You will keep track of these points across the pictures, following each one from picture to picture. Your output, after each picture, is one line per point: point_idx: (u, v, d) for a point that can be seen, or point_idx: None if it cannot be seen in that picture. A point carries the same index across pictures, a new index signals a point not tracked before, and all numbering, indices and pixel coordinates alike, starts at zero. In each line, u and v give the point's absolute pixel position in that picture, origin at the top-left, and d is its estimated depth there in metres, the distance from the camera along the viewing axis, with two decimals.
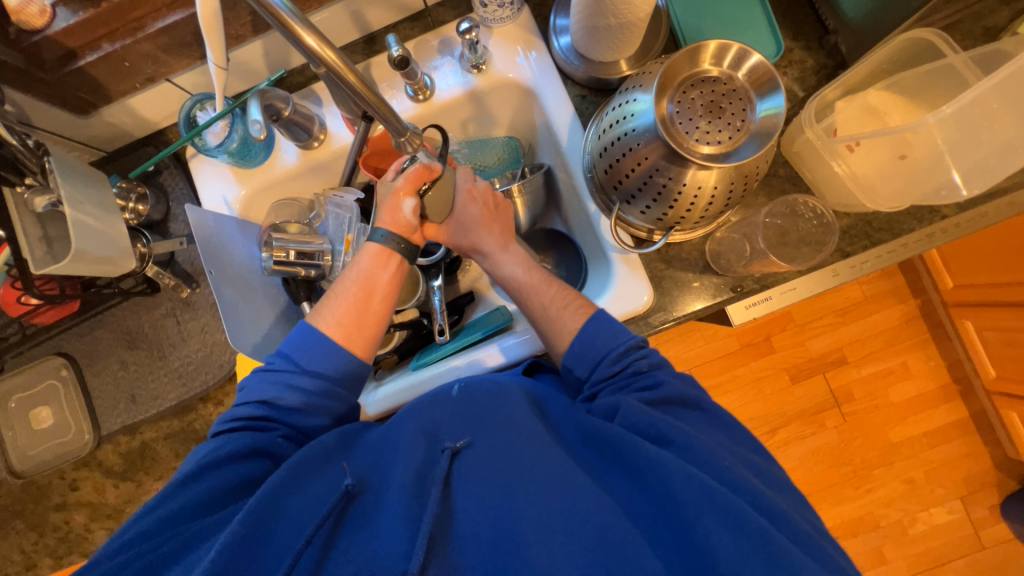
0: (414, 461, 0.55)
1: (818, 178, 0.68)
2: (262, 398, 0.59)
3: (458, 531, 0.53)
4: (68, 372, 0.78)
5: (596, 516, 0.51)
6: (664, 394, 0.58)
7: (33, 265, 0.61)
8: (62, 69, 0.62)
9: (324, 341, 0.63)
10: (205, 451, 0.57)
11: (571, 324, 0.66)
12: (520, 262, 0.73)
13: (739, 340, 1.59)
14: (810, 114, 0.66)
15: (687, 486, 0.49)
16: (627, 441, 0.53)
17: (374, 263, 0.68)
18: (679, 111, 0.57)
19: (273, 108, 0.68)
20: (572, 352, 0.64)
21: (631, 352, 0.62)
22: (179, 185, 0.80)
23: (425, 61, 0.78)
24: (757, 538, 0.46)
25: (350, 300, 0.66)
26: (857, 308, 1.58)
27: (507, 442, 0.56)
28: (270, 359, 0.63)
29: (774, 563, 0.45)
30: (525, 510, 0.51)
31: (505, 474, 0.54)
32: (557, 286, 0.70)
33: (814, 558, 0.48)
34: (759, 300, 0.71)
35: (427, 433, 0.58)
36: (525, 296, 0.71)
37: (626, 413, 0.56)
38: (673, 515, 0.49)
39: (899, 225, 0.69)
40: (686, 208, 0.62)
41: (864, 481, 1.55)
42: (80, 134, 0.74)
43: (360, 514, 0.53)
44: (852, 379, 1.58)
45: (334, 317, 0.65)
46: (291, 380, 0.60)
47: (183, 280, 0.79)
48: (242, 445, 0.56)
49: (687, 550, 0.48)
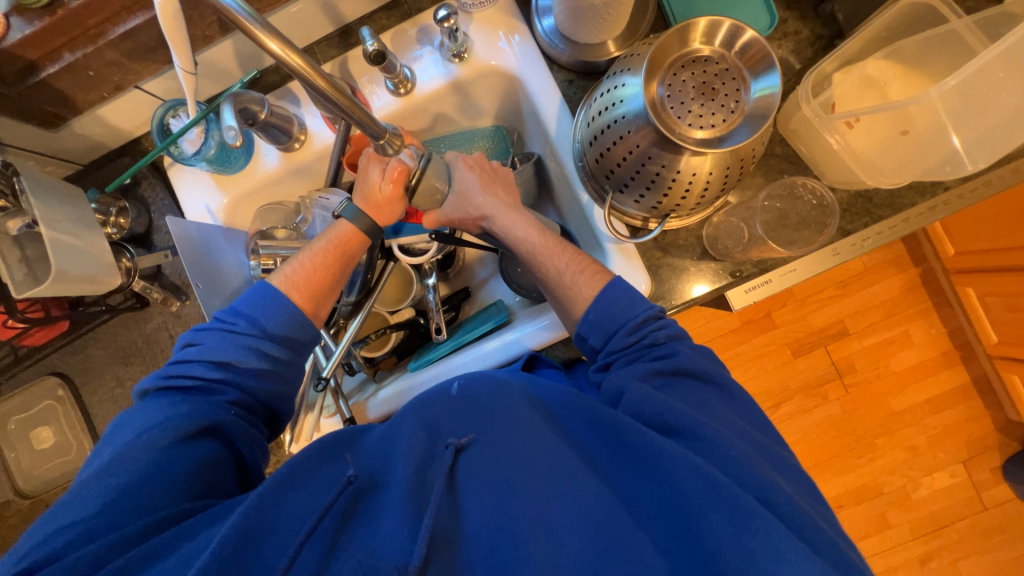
0: (414, 455, 0.54)
1: (817, 155, 0.66)
2: (215, 359, 0.59)
3: (462, 529, 0.52)
4: (64, 392, 0.77)
5: (598, 513, 0.51)
6: (677, 365, 0.58)
7: (14, 289, 0.60)
8: (23, 83, 0.59)
9: (283, 303, 0.62)
10: (149, 416, 0.56)
11: (588, 290, 0.64)
12: (533, 224, 0.69)
13: (740, 318, 1.58)
14: (807, 89, 0.63)
15: (692, 479, 0.49)
16: (633, 431, 0.53)
17: (345, 230, 0.68)
18: (671, 94, 0.54)
19: (248, 112, 0.65)
20: (585, 321, 0.63)
21: (649, 322, 0.61)
22: (159, 196, 0.78)
23: (404, 52, 0.75)
24: (762, 536, 0.45)
25: (311, 264, 0.66)
26: (858, 279, 1.56)
27: (507, 438, 0.56)
28: (230, 320, 0.61)
29: (778, 562, 0.44)
30: (528, 506, 0.51)
31: (508, 470, 0.54)
32: (570, 250, 0.67)
33: (823, 545, 0.48)
34: (758, 283, 0.70)
35: (428, 429, 0.57)
36: (536, 262, 0.68)
37: (631, 398, 0.56)
38: (675, 508, 0.50)
39: (901, 199, 0.68)
40: (681, 195, 0.60)
41: (867, 450, 1.56)
42: (53, 148, 0.71)
43: (363, 513, 0.52)
44: (853, 350, 1.58)
45: (291, 278, 0.65)
46: (255, 345, 0.60)
47: (172, 292, 0.77)
48: (199, 423, 0.55)
49: (687, 543, 0.49)
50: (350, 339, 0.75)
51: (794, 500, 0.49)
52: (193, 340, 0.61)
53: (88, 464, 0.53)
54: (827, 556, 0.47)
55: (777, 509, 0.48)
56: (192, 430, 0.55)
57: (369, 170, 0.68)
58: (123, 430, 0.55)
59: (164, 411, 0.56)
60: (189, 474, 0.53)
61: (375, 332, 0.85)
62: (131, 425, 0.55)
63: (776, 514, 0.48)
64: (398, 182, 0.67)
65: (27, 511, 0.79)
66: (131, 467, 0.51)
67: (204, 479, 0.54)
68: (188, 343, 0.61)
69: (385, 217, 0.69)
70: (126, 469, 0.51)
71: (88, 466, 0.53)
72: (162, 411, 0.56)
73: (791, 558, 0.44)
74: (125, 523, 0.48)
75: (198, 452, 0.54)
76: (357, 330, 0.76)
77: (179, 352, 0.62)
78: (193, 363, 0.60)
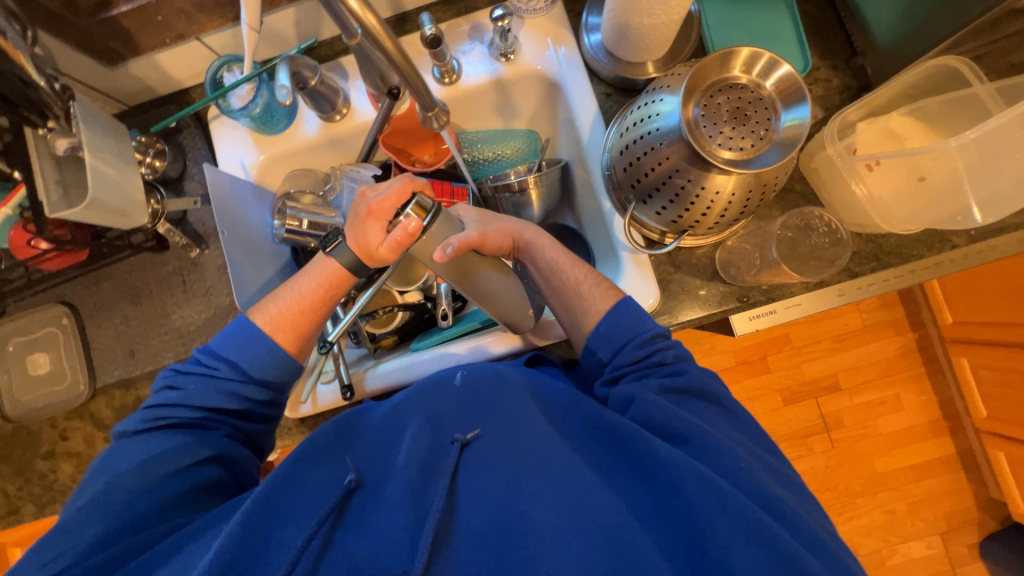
0: (417, 451, 0.56)
1: (836, 195, 0.68)
2: (198, 404, 0.60)
3: (459, 526, 0.54)
4: (68, 321, 0.78)
5: (606, 517, 0.52)
6: (686, 383, 0.61)
7: (47, 208, 0.60)
8: (93, 17, 0.63)
9: (268, 348, 0.63)
10: (137, 453, 0.56)
11: (601, 303, 0.67)
12: (553, 243, 0.74)
13: (736, 357, 1.60)
14: (833, 131, 0.66)
15: (701, 491, 0.50)
16: (640, 442, 0.56)
17: (333, 270, 0.66)
18: (705, 115, 0.57)
19: (300, 76, 0.68)
20: (596, 334, 0.66)
21: (657, 340, 0.64)
22: (197, 146, 0.80)
23: (454, 44, 0.78)
24: (771, 545, 0.47)
25: (297, 308, 0.65)
26: (855, 335, 1.59)
27: (512, 439, 0.58)
28: (213, 363, 0.62)
29: (788, 564, 0.47)
30: (532, 508, 0.53)
31: (513, 467, 0.56)
32: (587, 267, 0.71)
33: (823, 558, 0.50)
34: (763, 312, 0.72)
35: (433, 424, 0.59)
36: (558, 274, 0.71)
37: (643, 405, 0.59)
38: (683, 517, 0.51)
39: (909, 251, 0.71)
40: (701, 212, 0.63)
41: (846, 508, 1.56)
42: (106, 85, 0.74)
43: (361, 509, 0.54)
44: (843, 406, 1.59)
45: (275, 320, 0.64)
46: (236, 390, 0.61)
47: (193, 240, 0.79)
48: (189, 452, 0.57)
49: (694, 552, 0.50)
50: (359, 311, 0.73)
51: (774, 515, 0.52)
52: (174, 384, 0.61)
53: (78, 492, 0.54)
54: None
55: (774, 518, 0.50)
56: (187, 462, 0.56)
57: (366, 225, 0.59)
58: (111, 463, 0.56)
59: (153, 445, 0.57)
60: (185, 493, 0.55)
61: (384, 309, 0.87)
62: (119, 457, 0.56)
63: (780, 520, 0.50)
64: (398, 249, 0.58)
65: (10, 437, 0.79)
66: (128, 493, 0.53)
67: (201, 496, 0.56)
68: (168, 385, 0.61)
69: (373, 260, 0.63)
70: (127, 496, 0.53)
71: (76, 495, 0.54)
72: (149, 447, 0.57)
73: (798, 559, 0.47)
74: (119, 541, 0.51)
75: (196, 476, 0.56)
76: (367, 303, 0.73)
77: (157, 392, 0.62)
78: (173, 404, 0.60)
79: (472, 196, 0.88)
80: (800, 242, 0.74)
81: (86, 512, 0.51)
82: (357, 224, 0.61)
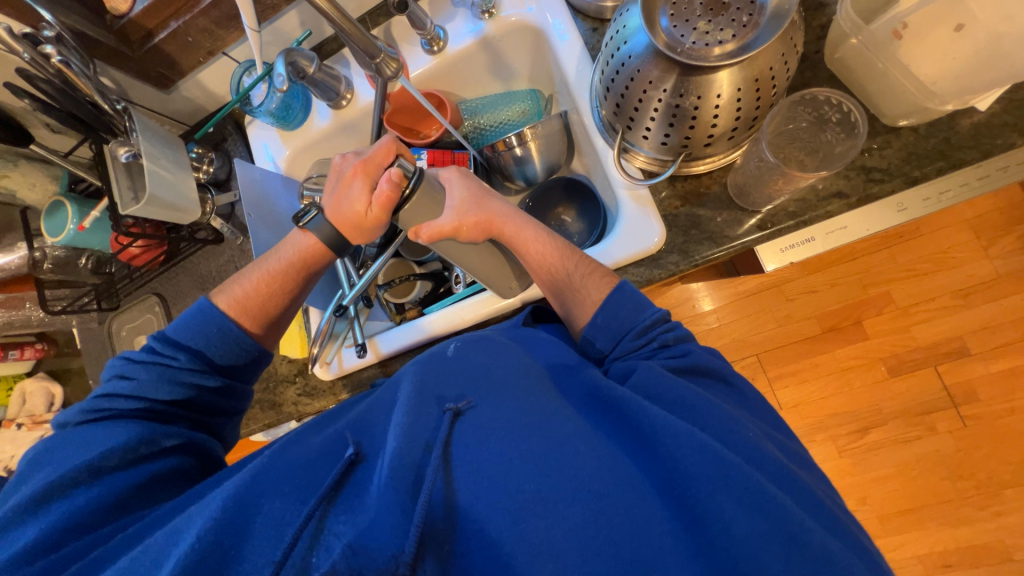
0: (415, 421, 0.53)
1: (876, 89, 0.57)
2: (147, 397, 0.61)
3: (459, 502, 0.49)
4: (158, 309, 0.94)
5: (599, 485, 0.47)
6: (692, 363, 0.56)
7: (121, 207, 0.74)
8: (143, 46, 0.75)
9: (230, 331, 0.66)
10: (82, 445, 0.56)
11: (596, 291, 0.63)
12: (537, 227, 0.69)
13: (821, 323, 1.38)
14: (846, 13, 0.55)
15: (697, 458, 0.46)
16: (634, 407, 0.52)
17: (306, 246, 0.68)
18: (675, 14, 0.51)
19: (298, 66, 0.74)
20: (591, 324, 0.63)
21: (658, 325, 0.60)
22: (239, 148, 0.93)
23: (439, 13, 0.80)
24: (774, 516, 0.43)
25: (266, 288, 0.69)
26: (986, 287, 1.29)
27: (507, 403, 0.55)
28: (170, 353, 0.64)
29: (798, 542, 0.42)
30: (525, 481, 0.48)
31: (503, 436, 0.52)
32: (578, 252, 0.67)
33: (835, 530, 0.45)
34: (798, 241, 0.63)
35: (431, 397, 0.56)
36: (546, 263, 0.67)
37: (642, 375, 0.55)
38: (681, 490, 0.46)
39: (995, 143, 0.57)
40: (689, 124, 0.56)
41: (992, 501, 1.25)
42: (166, 107, 0.89)
43: (358, 485, 0.50)
44: (975, 375, 1.29)
45: (241, 302, 0.68)
46: (194, 380, 0.64)
47: (239, 232, 0.92)
48: (142, 435, 0.58)
49: (695, 528, 0.44)
50: (374, 276, 0.78)
51: (774, 462, 0.47)
52: (126, 374, 0.62)
53: (26, 483, 0.54)
54: (799, 547, 0.42)
55: (780, 487, 0.46)
56: (146, 449, 0.57)
57: (350, 184, 0.60)
58: (47, 463, 0.55)
59: (100, 439, 0.56)
60: (137, 486, 0.55)
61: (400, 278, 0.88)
62: (58, 455, 0.55)
63: (781, 486, 0.46)
64: (384, 206, 0.59)
65: None
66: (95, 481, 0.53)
67: (155, 488, 0.56)
68: (120, 374, 0.63)
69: (364, 232, 0.63)
70: (70, 494, 0.52)
71: (25, 485, 0.54)
72: (99, 440, 0.56)
73: (797, 522, 0.42)
74: (72, 539, 0.50)
75: (157, 465, 0.58)
76: (379, 270, 0.78)
77: (108, 382, 0.63)
78: (122, 396, 0.61)
79: (474, 162, 0.88)
80: (817, 138, 0.64)
81: (31, 507, 0.51)
82: (340, 189, 0.62)
